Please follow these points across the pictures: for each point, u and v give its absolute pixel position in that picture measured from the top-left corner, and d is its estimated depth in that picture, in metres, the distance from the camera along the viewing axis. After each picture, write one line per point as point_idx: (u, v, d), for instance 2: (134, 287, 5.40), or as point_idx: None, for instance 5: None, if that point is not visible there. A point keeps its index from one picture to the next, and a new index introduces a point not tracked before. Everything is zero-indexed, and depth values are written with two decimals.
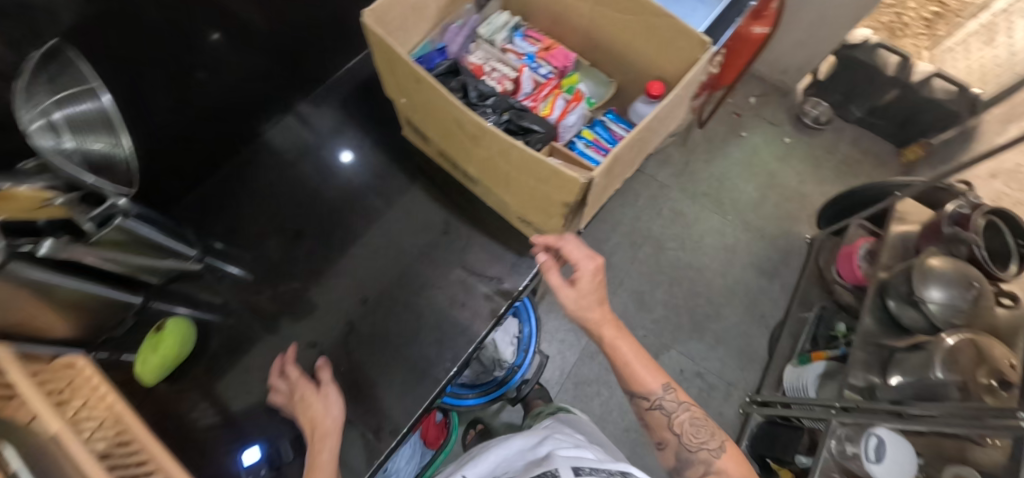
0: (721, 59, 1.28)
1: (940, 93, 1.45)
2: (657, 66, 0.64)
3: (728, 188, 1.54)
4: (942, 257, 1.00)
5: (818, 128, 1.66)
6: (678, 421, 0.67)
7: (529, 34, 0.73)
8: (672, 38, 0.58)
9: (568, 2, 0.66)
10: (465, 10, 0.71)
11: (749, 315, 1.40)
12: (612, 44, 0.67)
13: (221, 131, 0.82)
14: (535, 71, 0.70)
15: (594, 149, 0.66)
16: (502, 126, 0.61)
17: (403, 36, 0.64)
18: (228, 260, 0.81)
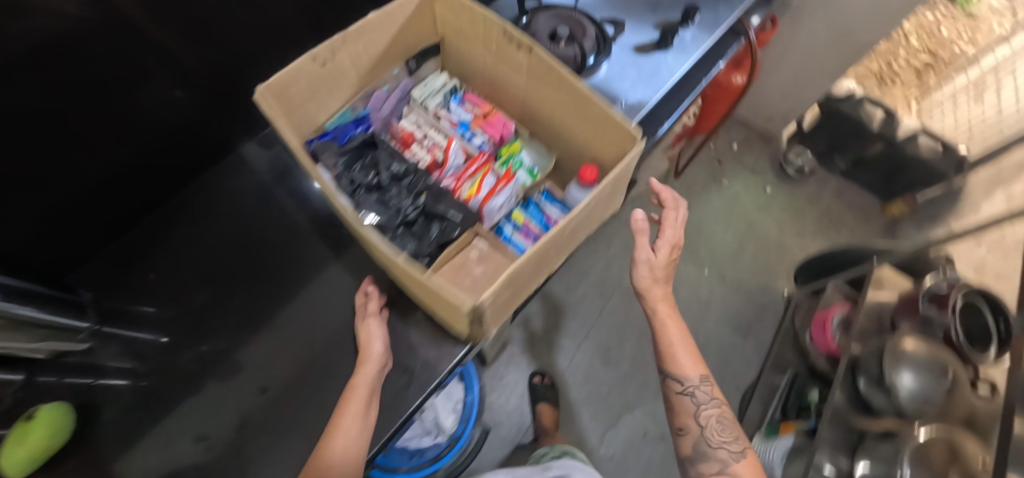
0: (698, 110, 1.22)
1: (926, 151, 1.40)
2: (592, 148, 0.58)
3: (705, 238, 1.48)
4: (919, 341, 0.96)
5: (803, 178, 1.60)
6: (705, 414, 0.72)
7: (467, 98, 0.68)
8: (603, 124, 0.53)
9: (504, 72, 0.61)
10: (392, 75, 0.65)
11: (720, 375, 1.33)
12: (549, 120, 0.61)
13: (140, 187, 0.77)
14: (469, 142, 0.65)
15: (523, 235, 0.62)
16: (418, 210, 0.57)
17: (318, 108, 0.60)
18: (135, 326, 0.75)
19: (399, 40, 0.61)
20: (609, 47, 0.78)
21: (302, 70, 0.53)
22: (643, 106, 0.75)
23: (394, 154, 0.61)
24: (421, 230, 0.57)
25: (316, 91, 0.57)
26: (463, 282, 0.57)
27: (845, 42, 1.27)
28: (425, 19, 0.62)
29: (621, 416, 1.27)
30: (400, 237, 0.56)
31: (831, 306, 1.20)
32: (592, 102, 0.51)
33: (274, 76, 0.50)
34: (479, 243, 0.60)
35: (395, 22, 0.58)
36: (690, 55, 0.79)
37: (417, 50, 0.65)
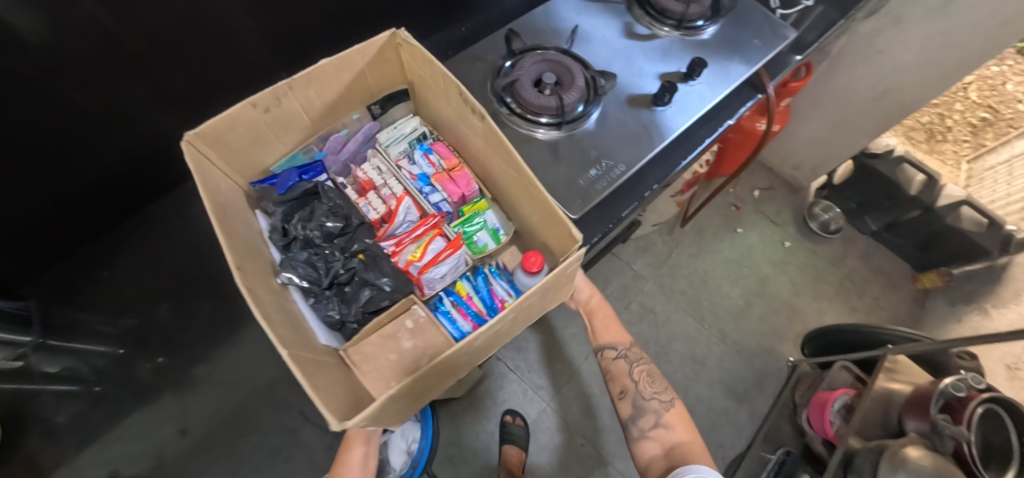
0: (710, 158, 1.12)
1: (968, 223, 1.26)
2: (546, 236, 0.60)
3: (709, 290, 1.40)
4: (924, 450, 0.83)
5: (827, 236, 1.48)
6: (637, 370, 0.72)
7: (435, 147, 0.71)
8: (555, 218, 0.54)
9: (466, 132, 0.63)
10: (352, 119, 0.69)
11: (706, 441, 1.24)
12: (509, 194, 0.64)
13: (103, 207, 0.85)
14: (426, 197, 0.71)
15: (460, 309, 0.69)
16: (350, 272, 0.67)
17: (266, 151, 0.64)
18: (71, 338, 0.86)
19: (355, 86, 0.64)
20: (599, 98, 0.71)
21: (240, 116, 0.55)
22: (628, 169, 0.67)
23: (334, 209, 0.69)
24: (346, 293, 0.67)
25: (258, 134, 0.60)
26: (388, 357, 0.67)
27: (885, 100, 1.17)
28: (390, 63, 0.63)
29: (593, 470, 1.20)
30: (324, 298, 0.66)
31: (837, 388, 1.09)
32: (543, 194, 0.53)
33: (205, 123, 0.52)
34: (415, 314, 0.69)
35: (350, 68, 0.60)
36: (690, 116, 0.72)
37: (380, 94, 0.68)
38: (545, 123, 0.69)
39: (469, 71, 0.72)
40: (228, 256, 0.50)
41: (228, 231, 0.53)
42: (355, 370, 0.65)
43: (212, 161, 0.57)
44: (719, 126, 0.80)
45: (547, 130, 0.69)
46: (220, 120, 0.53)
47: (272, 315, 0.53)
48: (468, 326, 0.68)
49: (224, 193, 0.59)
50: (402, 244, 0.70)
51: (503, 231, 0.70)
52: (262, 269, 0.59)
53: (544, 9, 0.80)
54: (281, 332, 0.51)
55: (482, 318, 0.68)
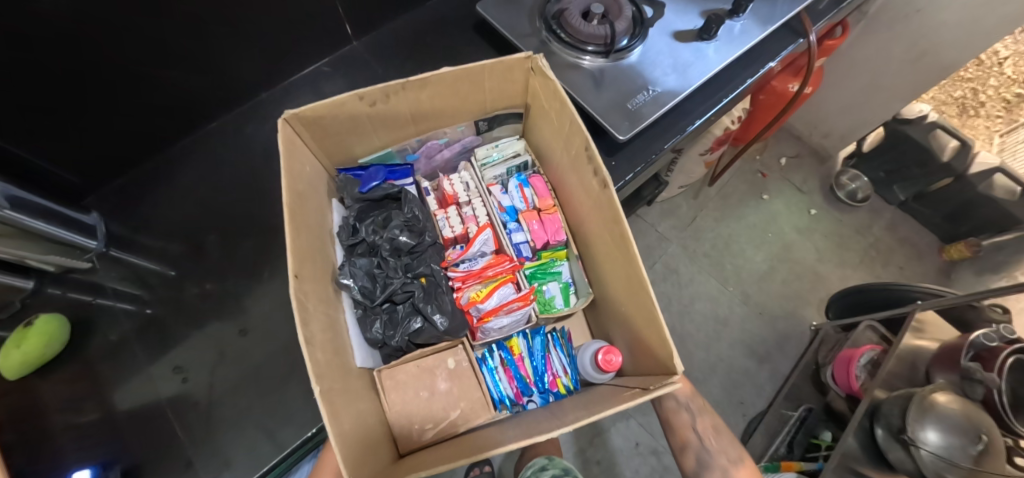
0: (740, 115, 1.11)
1: (999, 191, 1.23)
2: (636, 330, 0.60)
3: (733, 253, 1.40)
4: (950, 393, 0.84)
5: (854, 204, 1.47)
6: (700, 424, 0.71)
7: (531, 181, 0.75)
8: (646, 318, 0.55)
9: (574, 179, 0.66)
10: (455, 130, 0.72)
11: (726, 399, 1.25)
12: (603, 264, 0.66)
13: (166, 116, 0.74)
14: (509, 234, 0.73)
15: (507, 369, 0.72)
16: (407, 295, 0.68)
17: (360, 144, 0.67)
18: (134, 252, 0.75)
19: (469, 100, 0.66)
20: (645, 31, 0.73)
21: (346, 105, 0.57)
22: (675, 98, 0.68)
23: (408, 222, 0.70)
24: (398, 316, 0.68)
25: (358, 125, 0.63)
26: (419, 394, 0.66)
27: (922, 62, 1.16)
28: (515, 85, 0.65)
29: (615, 422, 1.23)
30: (372, 312, 0.67)
31: (861, 346, 1.09)
32: (642, 287, 0.54)
33: (307, 106, 0.55)
34: (460, 355, 0.69)
35: (471, 80, 0.61)
36: (734, 50, 0.73)
37: (493, 112, 0.70)
38: (592, 51, 0.70)
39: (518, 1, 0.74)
40: (290, 262, 0.48)
41: (297, 223, 0.53)
42: (382, 397, 0.65)
43: (308, 141, 0.61)
44: (761, 68, 0.79)
45: (593, 58, 0.70)
46: (324, 105, 0.55)
47: (317, 325, 0.52)
48: (511, 389, 0.71)
49: (307, 176, 0.61)
50: (468, 281, 0.70)
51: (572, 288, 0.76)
52: (325, 264, 0.62)
53: None
54: (322, 358, 0.50)
55: (528, 384, 0.71)
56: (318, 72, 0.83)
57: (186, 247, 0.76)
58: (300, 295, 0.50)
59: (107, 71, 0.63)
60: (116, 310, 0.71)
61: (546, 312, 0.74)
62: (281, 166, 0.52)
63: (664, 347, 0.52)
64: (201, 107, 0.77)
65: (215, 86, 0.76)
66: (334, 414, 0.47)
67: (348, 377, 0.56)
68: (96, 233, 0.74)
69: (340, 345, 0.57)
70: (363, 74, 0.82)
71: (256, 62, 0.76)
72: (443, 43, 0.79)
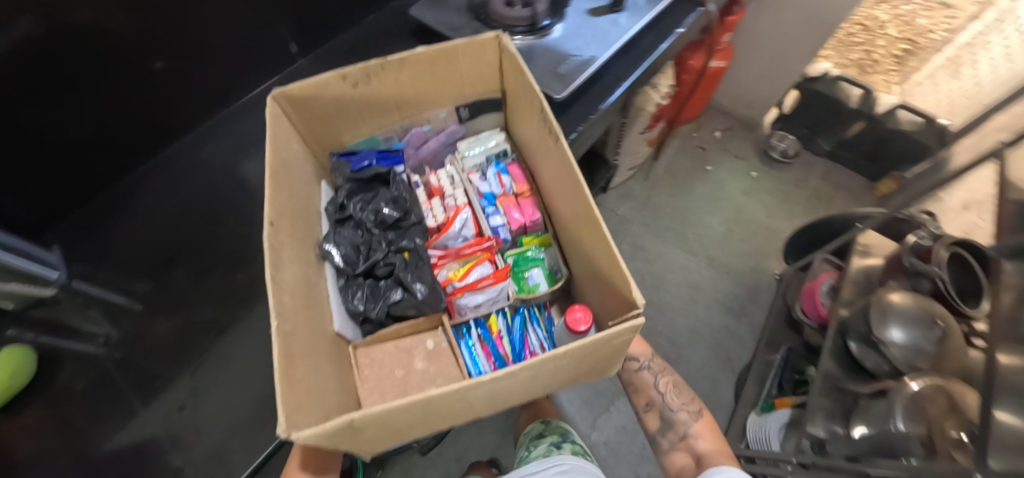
0: (667, 91, 1.22)
1: (906, 124, 1.37)
2: (608, 285, 0.62)
3: (691, 222, 1.48)
4: (903, 292, 0.91)
5: (787, 162, 1.60)
6: (663, 384, 0.75)
7: (510, 170, 0.81)
8: (607, 266, 0.59)
9: (539, 149, 0.71)
10: (438, 116, 0.79)
11: (714, 357, 1.29)
12: (572, 230, 0.69)
13: (121, 147, 0.79)
14: (487, 218, 0.78)
15: (485, 346, 0.74)
16: (388, 268, 0.70)
17: (348, 129, 0.75)
18: (94, 284, 0.75)
19: (446, 86, 0.72)
20: (562, 11, 0.81)
21: (330, 84, 0.64)
22: (600, 60, 0.76)
23: (395, 200, 0.74)
24: (380, 289, 0.70)
25: (344, 108, 0.70)
26: (394, 371, 0.69)
27: (812, 23, 1.31)
28: (488, 68, 0.71)
29: (613, 401, 1.23)
30: (354, 283, 0.69)
31: (820, 276, 1.15)
32: (599, 229, 0.58)
33: (297, 84, 0.62)
34: (439, 337, 0.73)
35: (445, 62, 0.68)
36: (643, 16, 0.82)
37: (472, 100, 0.77)
38: (520, 32, 0.78)
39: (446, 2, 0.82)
40: (266, 208, 0.52)
41: (280, 187, 0.58)
42: (356, 372, 0.68)
43: (296, 123, 0.67)
44: (672, 34, 0.89)
45: (523, 37, 0.77)
46: (309, 83, 0.62)
47: (289, 276, 0.55)
48: (488, 365, 0.72)
49: (297, 154, 0.66)
50: (447, 259, 0.74)
51: (555, 273, 0.77)
52: (308, 234, 0.66)
53: None
54: (289, 304, 0.52)
55: (505, 361, 0.72)
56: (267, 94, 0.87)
57: (149, 275, 0.76)
58: (271, 242, 0.52)
59: (47, 110, 0.68)
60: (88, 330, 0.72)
61: (527, 294, 0.75)
62: (268, 134, 0.57)
63: (626, 288, 0.54)
64: (156, 133, 0.82)
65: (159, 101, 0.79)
66: (289, 362, 0.47)
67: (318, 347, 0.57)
68: (59, 263, 0.76)
69: (313, 311, 0.59)
70: None
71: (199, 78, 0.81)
72: (385, 50, 0.86)
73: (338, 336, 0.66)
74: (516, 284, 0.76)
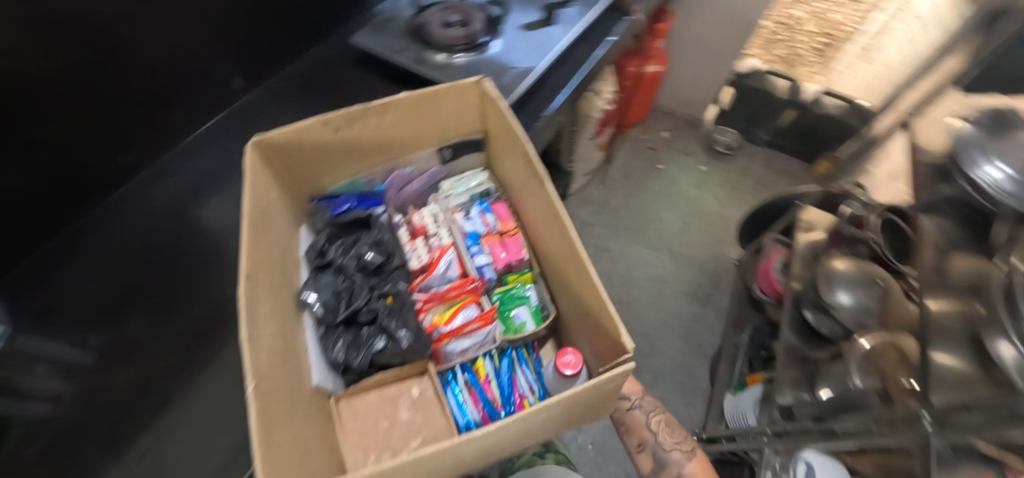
0: (611, 97, 1.28)
1: (832, 108, 1.48)
2: (600, 328, 0.58)
3: (650, 219, 1.54)
4: (847, 260, 0.98)
5: (730, 154, 1.70)
6: (654, 423, 0.78)
7: (493, 208, 0.80)
8: (593, 306, 0.58)
9: (523, 185, 0.71)
10: (420, 157, 0.78)
11: (686, 346, 1.33)
12: (558, 265, 0.67)
13: (67, 187, 0.71)
14: (472, 258, 0.75)
15: (473, 392, 0.68)
16: (372, 315, 0.67)
17: (327, 174, 0.74)
18: (43, 339, 0.64)
19: (428, 126, 0.73)
20: (499, 29, 0.86)
21: (312, 130, 0.63)
22: (537, 69, 0.80)
23: (377, 243, 0.74)
24: (362, 337, 0.66)
25: (324, 152, 0.69)
26: (379, 423, 0.62)
27: None
28: (470, 110, 0.72)
29: None
30: (335, 333, 0.65)
31: (772, 255, 1.22)
32: (585, 269, 0.56)
33: (277, 131, 0.60)
34: (425, 383, 0.66)
35: (427, 104, 0.68)
36: (574, 27, 0.87)
37: (454, 140, 0.78)
38: (461, 51, 0.81)
39: (385, 29, 0.85)
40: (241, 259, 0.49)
41: (256, 236, 0.55)
42: (337, 425, 0.61)
43: (275, 170, 0.65)
44: (604, 42, 0.95)
45: (464, 56, 0.81)
46: (291, 130, 0.62)
47: (266, 330, 0.51)
48: (476, 413, 0.66)
49: (275, 203, 0.64)
50: (431, 303, 0.71)
51: (544, 311, 0.73)
52: (285, 280, 0.64)
53: None
54: (265, 360, 0.48)
55: (494, 406, 0.67)
56: (214, 129, 0.86)
57: (104, 325, 0.65)
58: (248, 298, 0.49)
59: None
60: (39, 393, 0.60)
61: (514, 335, 0.71)
62: (246, 176, 0.56)
63: (613, 328, 0.54)
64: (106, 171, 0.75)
65: (118, 150, 0.75)
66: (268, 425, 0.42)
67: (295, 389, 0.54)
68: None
69: (289, 365, 0.55)
70: (260, 121, 0.87)
71: (161, 125, 0.79)
72: (335, 80, 0.89)
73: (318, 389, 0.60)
74: (504, 324, 0.72)
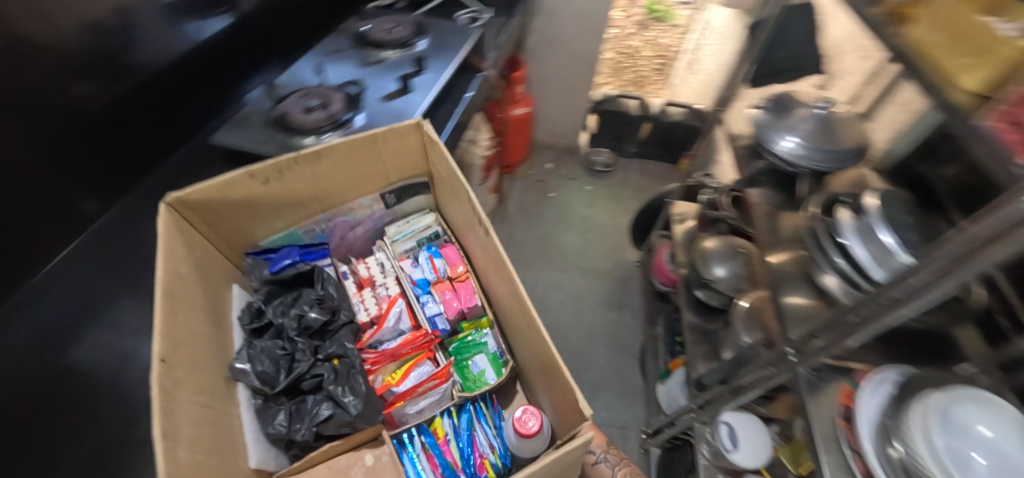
0: (488, 143, 1.39)
1: (677, 115, 1.72)
2: (563, 402, 0.65)
3: (554, 244, 1.64)
4: (715, 237, 1.12)
5: (609, 170, 1.88)
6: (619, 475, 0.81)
7: (444, 253, 0.88)
8: (549, 361, 0.65)
9: (482, 241, 0.76)
10: (363, 204, 0.85)
11: (614, 351, 1.41)
12: (517, 326, 0.74)
13: None
14: (422, 305, 0.83)
15: (431, 455, 0.74)
16: (316, 379, 0.71)
17: (260, 228, 0.78)
18: None
19: (368, 174, 0.80)
20: (360, 105, 0.92)
21: (238, 184, 0.68)
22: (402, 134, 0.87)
23: (321, 299, 0.78)
24: (305, 407, 0.69)
25: (256, 207, 0.74)
26: None
27: (580, 59, 1.61)
28: (408, 152, 0.79)
29: None
30: (275, 406, 0.68)
31: (660, 248, 1.37)
32: (540, 333, 0.64)
33: (190, 191, 0.64)
34: (379, 450, 0.71)
35: (361, 151, 0.74)
36: (431, 91, 0.96)
37: (396, 184, 0.85)
38: (327, 131, 0.86)
39: (245, 124, 0.88)
40: (154, 348, 0.51)
41: (175, 316, 0.57)
42: None
43: (197, 226, 0.69)
44: (463, 99, 1.05)
45: (330, 135, 0.86)
46: (209, 187, 0.66)
47: (187, 420, 0.52)
48: (433, 477, 0.72)
49: (199, 261, 0.68)
50: (382, 362, 0.77)
51: (500, 358, 0.81)
52: (214, 352, 0.65)
53: (287, 75, 0.99)
54: (186, 457, 0.49)
55: (453, 469, 0.73)
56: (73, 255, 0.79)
57: None
58: (164, 382, 0.50)
59: None
60: None
61: (471, 390, 0.78)
62: (160, 252, 0.59)
63: (569, 388, 0.61)
64: None
65: None
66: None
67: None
68: None
69: (220, 450, 0.57)
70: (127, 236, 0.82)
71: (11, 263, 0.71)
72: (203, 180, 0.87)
73: (257, 472, 0.63)
74: (461, 375, 0.79)
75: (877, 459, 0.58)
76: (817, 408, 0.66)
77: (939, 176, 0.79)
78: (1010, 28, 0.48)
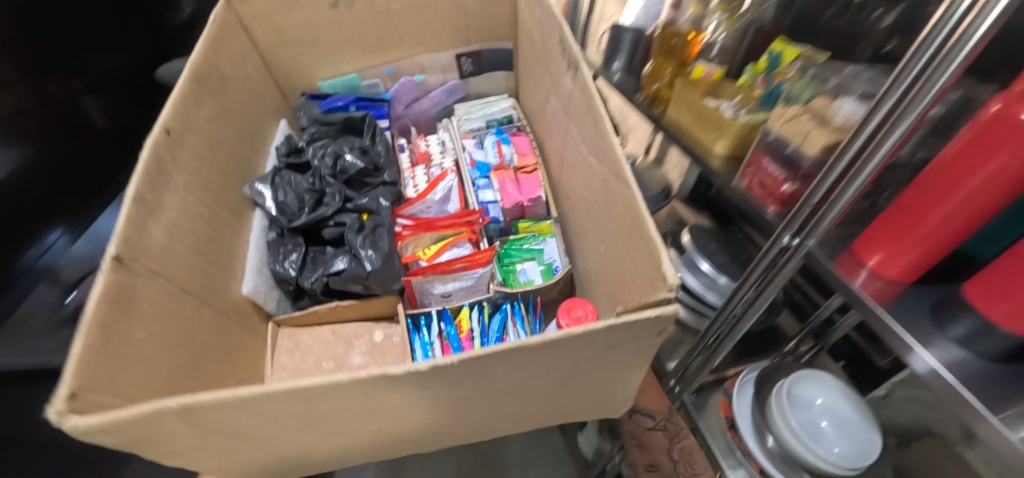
0: None
1: None
2: (630, 282, 0.60)
3: None
4: None
5: None
6: (677, 447, 0.75)
7: (518, 150, 0.97)
8: (625, 224, 0.59)
9: (573, 128, 0.75)
10: (435, 64, 1.02)
11: None
12: (587, 204, 0.76)
13: None
14: (477, 190, 0.93)
15: (448, 343, 0.81)
16: (338, 229, 0.85)
17: (329, 67, 0.99)
18: None
19: (439, 27, 0.96)
20: None
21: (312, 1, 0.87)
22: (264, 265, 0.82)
23: (364, 149, 0.92)
24: (322, 258, 0.84)
25: (325, 28, 0.92)
26: (323, 363, 0.79)
27: None
28: (493, 13, 0.96)
29: None
30: (289, 245, 0.83)
31: None
32: (626, 183, 0.57)
33: None
34: (390, 331, 0.83)
35: (414, 11, 0.93)
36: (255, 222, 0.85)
37: (471, 49, 1.01)
38: None
39: None
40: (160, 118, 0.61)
41: (187, 104, 0.67)
42: (273, 344, 0.79)
43: (252, 44, 0.89)
44: None
45: None
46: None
47: (176, 200, 0.61)
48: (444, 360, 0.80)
49: (248, 73, 0.86)
50: (417, 231, 0.86)
51: (554, 269, 0.86)
52: (241, 168, 0.81)
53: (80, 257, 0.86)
54: (159, 239, 0.57)
55: None
56: None
57: None
58: (160, 150, 0.60)
59: None
60: None
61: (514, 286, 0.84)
62: (202, 39, 0.73)
63: (648, 258, 0.52)
64: None
65: None
66: (120, 306, 0.47)
67: (201, 306, 0.63)
68: None
69: (211, 255, 0.67)
70: None
71: None
72: None
73: (250, 298, 0.75)
74: (503, 273, 0.86)
75: (760, 454, 0.68)
76: (709, 426, 0.78)
77: (718, 198, 1.01)
78: (726, 107, 0.64)
